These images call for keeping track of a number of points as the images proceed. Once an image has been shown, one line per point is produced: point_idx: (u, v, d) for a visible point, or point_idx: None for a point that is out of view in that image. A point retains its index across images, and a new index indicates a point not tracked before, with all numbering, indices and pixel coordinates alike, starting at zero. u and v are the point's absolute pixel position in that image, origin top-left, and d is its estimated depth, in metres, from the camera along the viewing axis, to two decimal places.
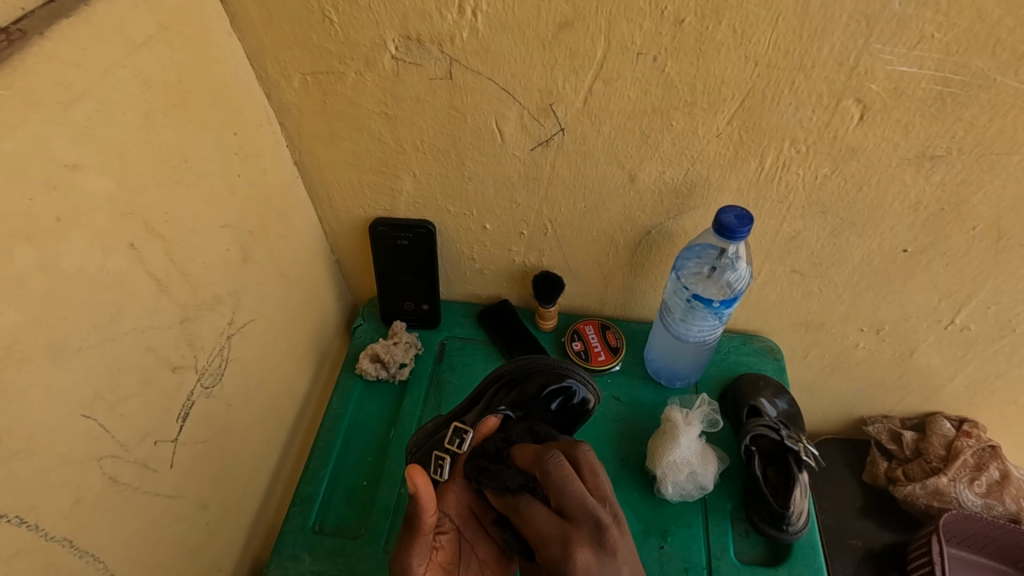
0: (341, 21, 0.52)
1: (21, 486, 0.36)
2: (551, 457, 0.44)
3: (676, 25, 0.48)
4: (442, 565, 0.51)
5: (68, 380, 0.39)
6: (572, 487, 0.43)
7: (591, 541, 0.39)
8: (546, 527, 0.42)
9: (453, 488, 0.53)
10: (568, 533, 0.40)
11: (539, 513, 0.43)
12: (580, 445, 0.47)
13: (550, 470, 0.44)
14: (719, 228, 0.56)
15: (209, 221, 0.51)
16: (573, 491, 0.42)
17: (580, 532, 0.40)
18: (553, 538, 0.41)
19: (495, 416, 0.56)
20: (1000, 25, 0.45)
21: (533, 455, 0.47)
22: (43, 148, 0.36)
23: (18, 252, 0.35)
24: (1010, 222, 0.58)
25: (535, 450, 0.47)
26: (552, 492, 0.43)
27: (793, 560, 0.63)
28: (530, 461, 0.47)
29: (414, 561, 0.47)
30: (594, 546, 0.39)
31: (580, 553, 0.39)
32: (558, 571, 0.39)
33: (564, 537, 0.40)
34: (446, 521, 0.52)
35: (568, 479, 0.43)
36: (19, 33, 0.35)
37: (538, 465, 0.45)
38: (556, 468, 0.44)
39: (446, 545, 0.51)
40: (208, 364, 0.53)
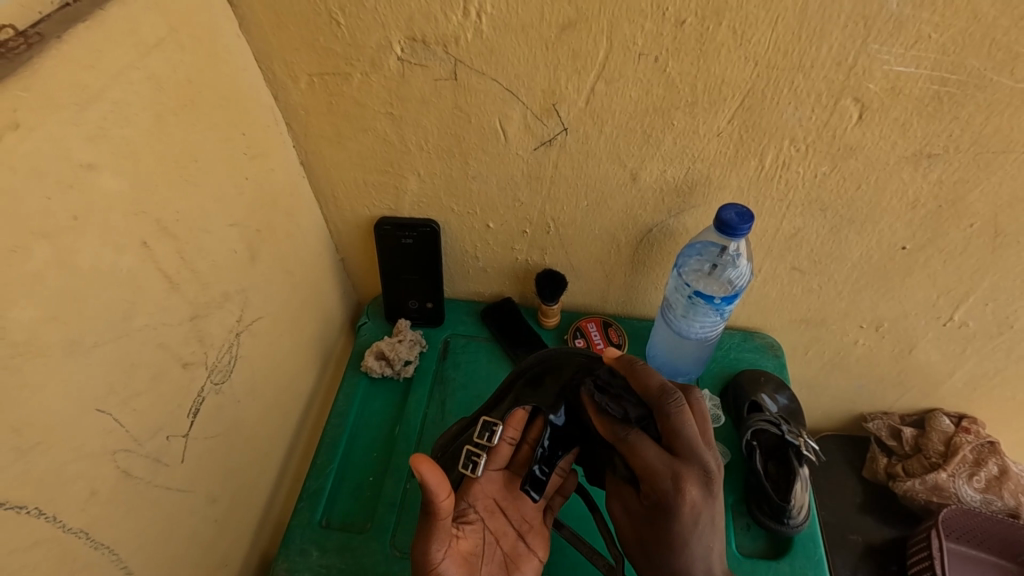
0: (348, 23, 0.53)
1: (39, 479, 0.37)
2: (675, 399, 0.49)
3: (678, 27, 0.49)
4: (466, 553, 0.54)
5: (83, 376, 0.40)
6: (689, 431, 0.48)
7: (701, 483, 0.47)
8: (658, 462, 0.49)
9: (484, 480, 0.59)
10: (679, 474, 0.48)
11: (648, 450, 0.50)
12: (692, 388, 0.55)
13: (672, 416, 0.49)
14: (720, 225, 0.57)
15: (218, 219, 0.52)
16: (690, 434, 0.48)
17: (689, 470, 0.47)
18: (664, 473, 0.48)
19: (523, 409, 0.59)
20: (995, 25, 0.45)
21: (627, 362, 0.53)
22: (60, 148, 0.37)
23: (36, 250, 0.36)
24: (1007, 220, 0.59)
25: (660, 382, 0.51)
26: (666, 424, 0.49)
27: (794, 552, 0.64)
28: (648, 391, 0.51)
29: (433, 547, 0.47)
30: (702, 484, 0.47)
31: (690, 489, 0.47)
32: (669, 501, 0.48)
33: (674, 473, 0.48)
34: (471, 511, 0.57)
35: (687, 420, 0.49)
36: (38, 36, 0.37)
37: (661, 398, 0.50)
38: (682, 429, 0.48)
39: (468, 533, 0.55)
40: (217, 361, 0.54)
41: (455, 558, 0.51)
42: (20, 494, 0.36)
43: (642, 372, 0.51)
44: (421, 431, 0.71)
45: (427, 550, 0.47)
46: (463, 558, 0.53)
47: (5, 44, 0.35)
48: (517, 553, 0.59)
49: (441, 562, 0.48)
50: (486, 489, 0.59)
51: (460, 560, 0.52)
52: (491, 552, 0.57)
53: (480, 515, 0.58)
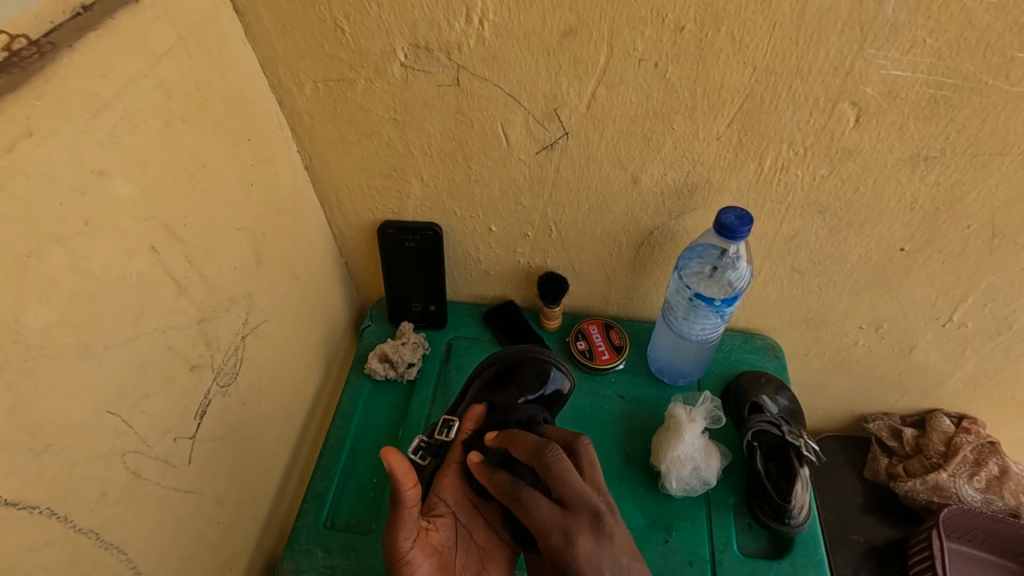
0: (352, 31, 0.53)
1: (53, 479, 0.38)
2: (551, 450, 0.48)
3: (677, 33, 0.50)
4: (436, 545, 0.53)
5: (96, 377, 0.40)
6: (572, 478, 0.46)
7: (592, 529, 0.44)
8: (550, 518, 0.45)
9: (450, 476, 0.57)
10: (569, 523, 0.44)
11: (541, 505, 0.46)
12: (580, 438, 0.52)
13: (553, 465, 0.47)
14: (719, 228, 0.58)
15: (224, 224, 0.53)
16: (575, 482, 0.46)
17: (580, 520, 0.44)
18: (555, 530, 0.44)
19: (479, 404, 0.61)
20: (989, 30, 0.46)
21: (531, 446, 0.50)
22: (74, 155, 0.37)
23: (50, 255, 0.36)
24: (1004, 221, 0.60)
25: (534, 441, 0.50)
26: (532, 509, 0.46)
27: (795, 553, 0.65)
28: (525, 449, 0.50)
29: (402, 536, 0.49)
30: (593, 533, 0.44)
31: (580, 540, 0.43)
32: (562, 554, 0.44)
33: (564, 527, 0.44)
34: (441, 505, 0.56)
35: (568, 469, 0.47)
36: (50, 45, 0.37)
37: (539, 456, 0.48)
38: (556, 461, 0.47)
39: (439, 526, 0.54)
40: (223, 363, 0.55)
41: (424, 549, 0.51)
42: (32, 495, 0.36)
43: (519, 438, 0.51)
44: (424, 433, 0.72)
45: (393, 542, 0.49)
46: (434, 551, 0.52)
47: (18, 53, 0.36)
48: (492, 544, 0.57)
49: (410, 553, 0.49)
50: (457, 484, 0.58)
51: (431, 553, 0.52)
52: (464, 545, 0.56)
53: (452, 509, 0.57)
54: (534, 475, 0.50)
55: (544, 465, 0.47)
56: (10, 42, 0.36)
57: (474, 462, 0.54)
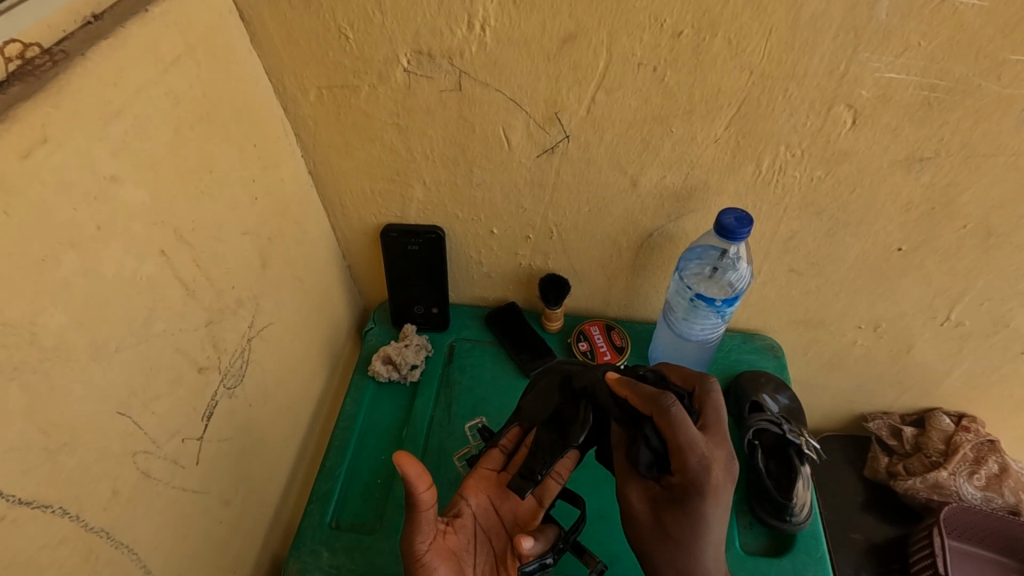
0: (356, 38, 0.55)
1: (67, 478, 0.39)
2: (712, 382, 0.54)
3: (675, 38, 0.51)
4: (454, 549, 0.52)
5: (108, 379, 0.41)
6: (691, 429, 0.48)
7: (724, 464, 0.48)
8: (694, 438, 0.48)
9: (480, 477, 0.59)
10: (710, 453, 0.48)
11: (688, 427, 0.48)
12: (707, 379, 0.55)
13: (711, 395, 0.53)
14: (718, 229, 0.59)
15: (231, 228, 0.54)
16: (689, 438, 0.48)
17: (717, 453, 0.49)
18: (697, 449, 0.47)
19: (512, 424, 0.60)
20: (980, 34, 0.47)
21: (647, 396, 0.51)
22: (87, 162, 0.38)
23: (64, 259, 0.37)
24: (998, 221, 0.60)
25: (692, 373, 0.56)
26: (672, 431, 0.48)
27: (796, 549, 0.66)
28: (686, 380, 0.56)
29: (418, 539, 0.47)
30: (727, 467, 0.48)
31: (716, 470, 0.47)
32: (699, 480, 0.47)
33: (704, 453, 0.47)
34: (463, 507, 0.56)
35: (687, 420, 0.48)
36: (62, 53, 0.38)
37: (656, 400, 0.50)
38: (677, 411, 0.48)
39: (456, 529, 0.54)
40: (229, 366, 0.55)
41: (441, 551, 0.49)
42: (45, 493, 0.37)
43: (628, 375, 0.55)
44: (428, 434, 0.73)
45: (411, 545, 0.47)
46: (451, 552, 0.51)
47: (30, 62, 0.37)
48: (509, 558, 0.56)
49: (426, 555, 0.47)
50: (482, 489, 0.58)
51: (448, 555, 0.50)
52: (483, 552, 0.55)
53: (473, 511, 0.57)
54: (690, 399, 0.54)
55: (664, 411, 0.49)
56: (23, 51, 0.37)
57: (615, 378, 0.54)
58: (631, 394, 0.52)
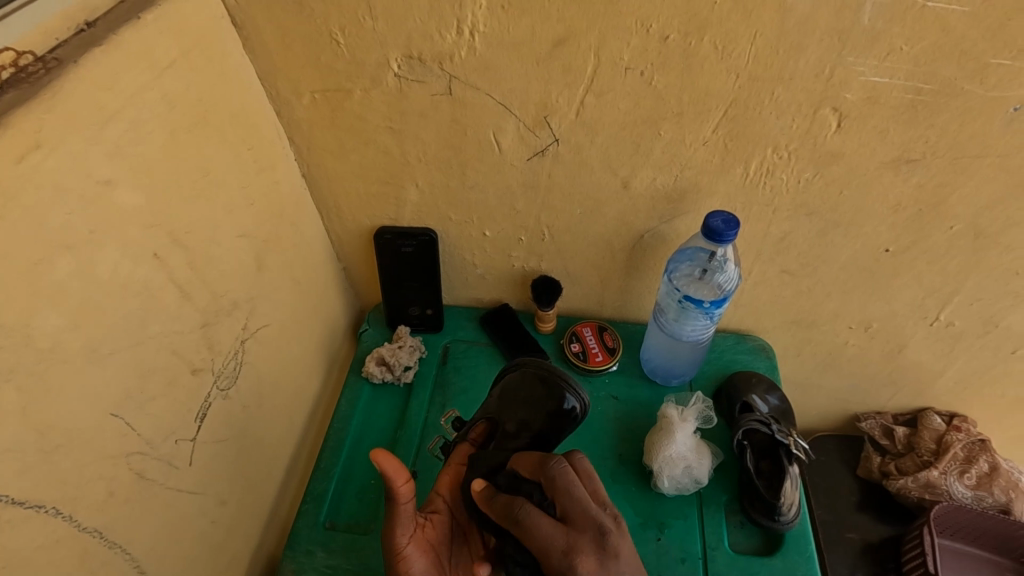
0: (348, 43, 0.55)
1: (61, 478, 0.39)
2: (557, 461, 0.48)
3: (662, 42, 0.51)
4: (431, 543, 0.55)
5: (102, 380, 0.42)
6: (577, 491, 0.46)
7: (593, 547, 0.44)
8: (578, 514, 0.45)
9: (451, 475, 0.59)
10: (573, 543, 0.44)
11: (541, 523, 0.45)
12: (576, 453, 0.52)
13: (559, 476, 0.47)
14: (707, 231, 0.59)
15: (225, 231, 0.54)
16: (579, 496, 0.46)
17: (583, 538, 0.44)
18: (557, 543, 0.44)
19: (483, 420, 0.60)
20: (964, 37, 0.48)
21: (537, 460, 0.50)
22: (82, 166, 0.39)
23: (58, 262, 0.38)
24: (987, 222, 0.61)
25: (539, 455, 0.50)
26: (558, 498, 0.47)
27: (786, 548, 0.66)
28: (530, 467, 0.50)
29: (397, 533, 0.51)
30: (597, 553, 0.43)
31: (583, 561, 0.43)
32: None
33: (568, 544, 0.44)
34: (440, 502, 0.58)
35: (573, 484, 0.47)
36: (56, 61, 0.39)
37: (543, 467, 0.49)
38: (527, 512, 0.46)
39: (435, 523, 0.56)
40: (224, 367, 0.56)
41: (420, 546, 0.53)
42: (40, 494, 0.38)
43: (525, 456, 0.51)
44: (422, 435, 0.73)
45: (392, 538, 0.51)
46: (428, 546, 0.54)
47: (24, 69, 0.37)
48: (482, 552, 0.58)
49: (406, 549, 0.52)
50: (459, 485, 0.59)
51: (425, 552, 0.53)
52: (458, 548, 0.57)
53: (451, 507, 0.58)
54: (541, 493, 0.48)
55: (550, 479, 0.48)
56: (16, 58, 0.37)
57: (478, 490, 0.50)
58: (489, 509, 0.48)
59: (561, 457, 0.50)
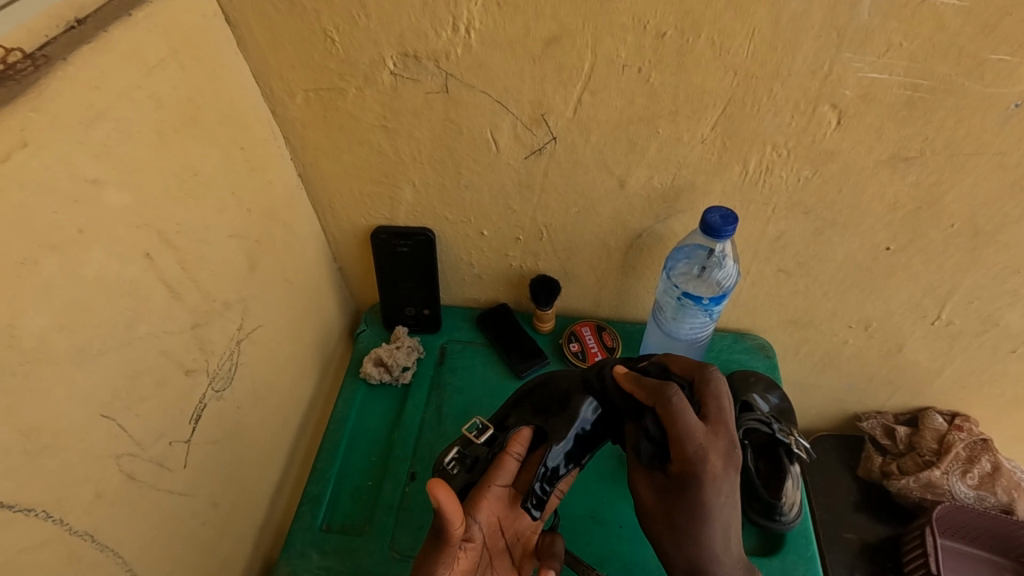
0: (341, 41, 0.55)
1: (47, 480, 0.39)
2: (675, 393, 0.50)
3: (658, 39, 0.51)
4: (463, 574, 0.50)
5: (90, 382, 0.41)
6: (691, 418, 0.49)
7: (723, 454, 0.49)
8: (696, 428, 0.49)
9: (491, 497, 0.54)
10: (709, 445, 0.49)
11: (688, 416, 0.49)
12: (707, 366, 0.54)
13: (712, 381, 0.52)
14: (704, 229, 0.59)
15: (217, 231, 0.54)
16: (691, 423, 0.49)
17: (721, 443, 0.49)
18: (696, 440, 0.48)
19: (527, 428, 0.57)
20: (961, 34, 0.47)
21: (652, 386, 0.52)
22: (68, 165, 0.38)
23: (44, 262, 0.37)
24: (985, 220, 0.61)
25: (694, 360, 0.55)
26: (673, 420, 0.49)
27: (785, 549, 0.66)
28: (685, 369, 0.55)
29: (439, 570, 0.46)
30: (725, 461, 0.49)
31: (715, 459, 0.48)
32: (697, 468, 0.48)
33: (704, 444, 0.48)
34: (475, 530, 0.52)
35: (687, 411, 0.49)
36: (44, 58, 0.38)
37: (661, 393, 0.51)
38: (679, 400, 0.50)
39: (468, 554, 0.51)
40: (217, 368, 0.55)
41: None
42: (26, 497, 0.37)
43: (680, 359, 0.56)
44: (419, 436, 0.73)
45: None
46: None
47: (12, 66, 0.37)
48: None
49: None
50: (491, 507, 0.54)
51: None
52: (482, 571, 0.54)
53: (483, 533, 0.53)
54: (691, 389, 0.53)
55: (665, 401, 0.50)
56: (5, 55, 0.37)
57: (621, 373, 0.56)
58: (637, 386, 0.54)
59: (691, 377, 0.52)
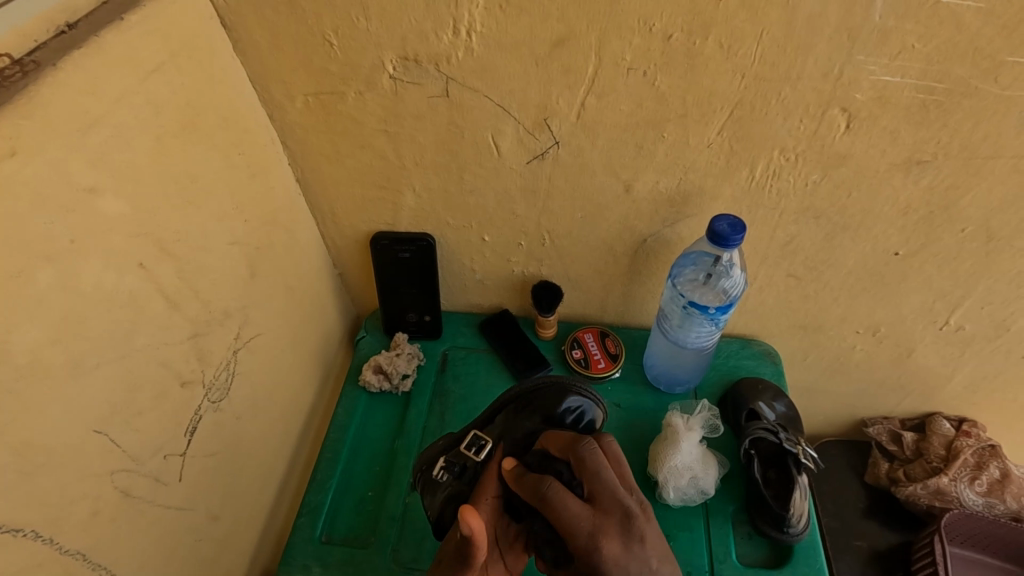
0: (341, 44, 0.53)
1: (41, 499, 0.37)
2: (589, 443, 0.51)
3: (666, 42, 0.50)
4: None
5: (86, 395, 0.40)
6: (573, 506, 0.46)
7: (622, 532, 0.45)
8: (580, 513, 0.45)
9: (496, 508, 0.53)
10: (599, 526, 0.45)
11: (569, 501, 0.46)
12: (605, 437, 0.54)
13: (587, 452, 0.50)
14: (712, 235, 0.57)
15: (216, 239, 0.52)
16: (608, 479, 0.48)
17: (611, 520, 0.45)
18: (583, 525, 0.45)
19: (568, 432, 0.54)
20: (979, 35, 0.46)
21: (568, 441, 0.52)
22: (61, 173, 0.37)
23: (37, 274, 0.36)
24: (999, 224, 0.59)
25: (572, 435, 0.52)
26: (587, 477, 0.49)
27: (795, 562, 0.64)
28: (562, 448, 0.52)
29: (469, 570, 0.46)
30: (623, 538, 0.44)
31: (608, 541, 0.44)
32: (593, 560, 0.43)
33: (593, 527, 0.45)
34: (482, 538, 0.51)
35: (603, 465, 0.49)
36: (33, 64, 0.37)
37: (576, 445, 0.51)
38: (555, 490, 0.47)
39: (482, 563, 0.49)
40: (215, 378, 0.54)
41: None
42: (19, 517, 0.36)
43: (558, 432, 0.54)
44: (421, 444, 0.71)
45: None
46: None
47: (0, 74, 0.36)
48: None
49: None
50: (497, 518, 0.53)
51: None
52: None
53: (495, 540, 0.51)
54: (570, 473, 0.51)
55: (579, 457, 0.50)
56: None
57: (508, 470, 0.52)
58: (518, 486, 0.50)
59: (591, 439, 0.52)
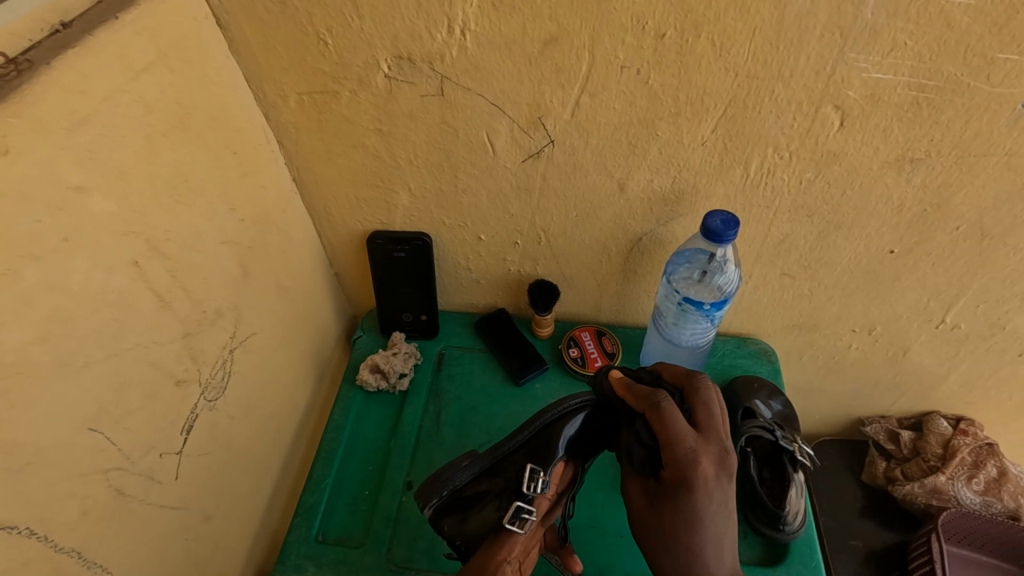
0: (334, 43, 0.54)
1: (28, 499, 0.37)
2: (704, 379, 0.54)
3: (658, 40, 0.50)
4: None
5: (75, 394, 0.40)
6: (681, 423, 0.50)
7: (715, 460, 0.50)
8: (683, 432, 0.50)
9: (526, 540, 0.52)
10: (699, 447, 0.50)
11: (679, 420, 0.50)
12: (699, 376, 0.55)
13: (703, 388, 0.54)
14: (706, 233, 0.58)
15: (209, 238, 0.53)
16: (716, 414, 0.52)
17: (711, 448, 0.50)
18: (686, 443, 0.50)
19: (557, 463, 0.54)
20: (969, 33, 0.46)
21: (684, 372, 0.56)
22: (49, 171, 0.37)
23: (26, 272, 0.36)
24: (992, 222, 0.59)
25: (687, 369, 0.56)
26: (697, 407, 0.53)
27: (790, 560, 0.64)
28: (675, 377, 0.56)
29: None
30: (717, 468, 0.50)
31: (705, 463, 0.49)
32: (687, 472, 0.49)
33: (695, 446, 0.50)
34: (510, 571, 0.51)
35: (713, 401, 0.53)
36: (27, 63, 0.37)
37: (690, 378, 0.55)
38: (668, 404, 0.51)
39: None
40: (209, 378, 0.54)
41: None
42: (8, 516, 0.36)
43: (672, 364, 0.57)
44: (417, 443, 0.72)
45: None
46: None
47: None
48: None
49: None
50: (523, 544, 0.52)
51: None
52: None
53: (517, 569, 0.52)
54: (680, 398, 0.54)
55: (694, 388, 0.54)
56: None
57: (615, 377, 0.56)
58: (629, 393, 0.54)
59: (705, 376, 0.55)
